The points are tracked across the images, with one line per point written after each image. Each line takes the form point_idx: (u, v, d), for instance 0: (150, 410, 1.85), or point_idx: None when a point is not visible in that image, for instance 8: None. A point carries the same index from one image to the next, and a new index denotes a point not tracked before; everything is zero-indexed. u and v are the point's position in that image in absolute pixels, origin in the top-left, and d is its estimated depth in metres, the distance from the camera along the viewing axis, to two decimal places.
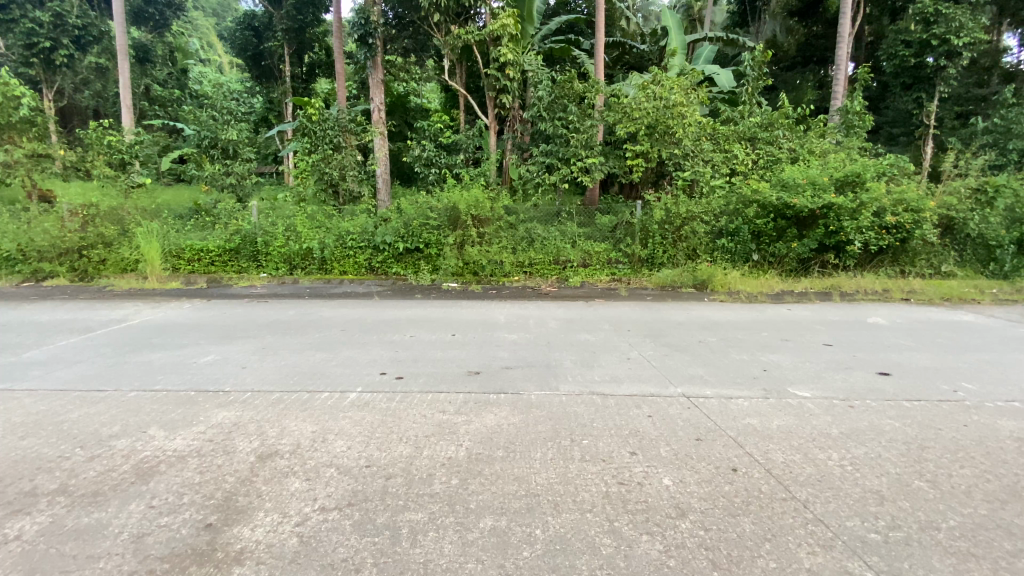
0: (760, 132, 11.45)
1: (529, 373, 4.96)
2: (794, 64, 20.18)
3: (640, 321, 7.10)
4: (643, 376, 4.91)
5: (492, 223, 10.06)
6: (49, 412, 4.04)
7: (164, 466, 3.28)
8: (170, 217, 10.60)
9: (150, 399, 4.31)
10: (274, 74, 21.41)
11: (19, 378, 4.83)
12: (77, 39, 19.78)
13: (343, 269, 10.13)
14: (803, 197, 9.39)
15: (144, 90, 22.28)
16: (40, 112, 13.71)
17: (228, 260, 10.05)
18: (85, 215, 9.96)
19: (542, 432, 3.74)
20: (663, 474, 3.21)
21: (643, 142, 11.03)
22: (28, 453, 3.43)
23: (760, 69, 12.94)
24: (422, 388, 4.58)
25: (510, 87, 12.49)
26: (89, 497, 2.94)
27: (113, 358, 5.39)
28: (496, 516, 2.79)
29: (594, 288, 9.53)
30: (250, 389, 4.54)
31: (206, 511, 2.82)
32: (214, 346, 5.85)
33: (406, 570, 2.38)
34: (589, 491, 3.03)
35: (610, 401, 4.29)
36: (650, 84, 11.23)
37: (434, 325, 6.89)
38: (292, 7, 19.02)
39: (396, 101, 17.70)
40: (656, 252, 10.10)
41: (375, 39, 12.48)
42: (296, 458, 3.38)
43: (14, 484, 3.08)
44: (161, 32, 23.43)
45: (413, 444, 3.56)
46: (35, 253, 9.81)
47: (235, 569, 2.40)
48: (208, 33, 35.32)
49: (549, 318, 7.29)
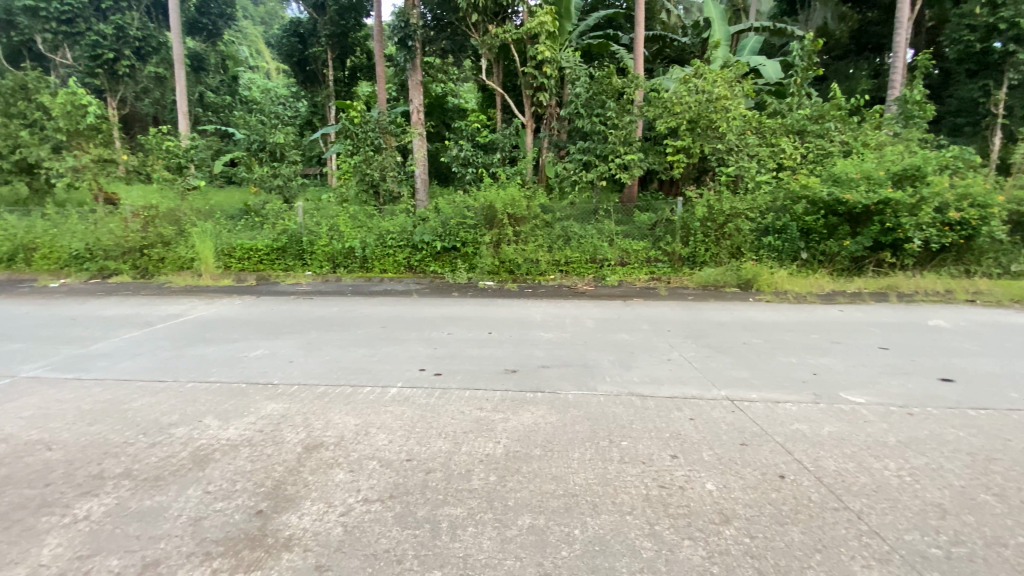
0: (809, 125, 11.04)
1: (566, 373, 4.92)
2: (847, 52, 19.21)
3: (681, 321, 6.94)
4: (685, 377, 4.79)
5: (529, 221, 10.06)
6: (115, 401, 4.32)
7: (219, 453, 3.45)
8: (222, 217, 11.13)
9: (205, 390, 4.55)
10: (317, 79, 22.01)
11: (88, 368, 5.19)
12: (137, 49, 20.91)
13: (383, 268, 10.36)
14: (856, 192, 8.95)
15: (198, 97, 23.40)
16: (107, 119, 14.62)
17: (277, 259, 10.49)
18: (146, 215, 10.63)
19: (580, 431, 3.71)
20: (706, 479, 3.12)
21: (685, 136, 10.65)
22: (97, 438, 3.68)
23: (811, 59, 12.33)
24: (460, 384, 4.63)
25: (547, 84, 12.47)
26: (152, 481, 3.14)
27: (170, 352, 5.70)
28: (534, 514, 2.78)
29: (633, 287, 9.35)
30: (298, 382, 4.73)
31: (257, 498, 2.95)
32: (263, 341, 6.10)
33: (445, 564, 2.42)
34: (629, 492, 2.98)
35: (650, 403, 4.20)
36: (691, 78, 10.81)
37: (470, 324, 6.89)
38: (335, 12, 19.64)
39: (433, 102, 17.79)
40: (697, 250, 9.86)
41: (415, 42, 12.73)
42: (341, 449, 3.49)
43: (85, 466, 3.31)
44: (214, 42, 24.68)
45: (452, 440, 3.60)
46: (101, 252, 10.49)
47: (285, 555, 2.50)
48: (258, 41, 36.79)
49: (586, 317, 7.19)
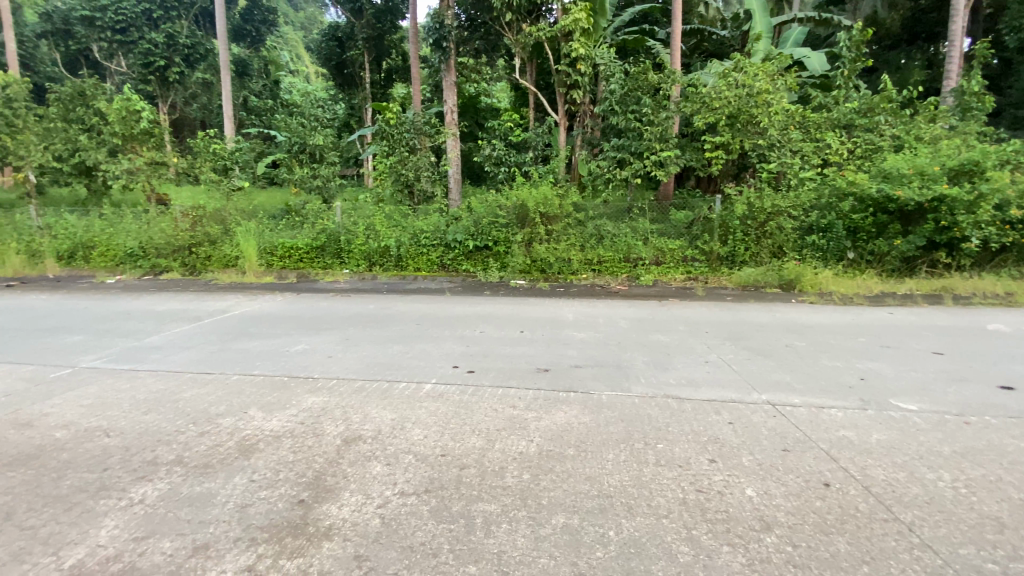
0: (857, 118, 10.58)
1: (599, 372, 4.89)
2: (897, 42, 18.30)
3: (720, 322, 6.78)
4: (723, 380, 4.67)
5: (561, 220, 10.01)
6: (167, 391, 4.56)
7: (264, 443, 3.59)
8: (264, 217, 11.55)
9: (250, 383, 4.74)
10: (354, 81, 22.55)
11: (143, 360, 5.49)
12: (186, 56, 21.93)
13: (417, 266, 10.53)
14: (907, 188, 8.50)
15: (242, 102, 24.34)
16: (158, 123, 15.39)
17: (315, 257, 10.81)
18: (195, 215, 11.16)
19: (614, 432, 3.68)
20: (746, 484, 3.03)
21: (724, 132, 10.36)
22: (152, 426, 3.89)
23: (859, 50, 11.79)
24: (492, 382, 4.66)
25: (581, 82, 12.39)
26: (201, 468, 3.29)
27: (217, 346, 5.97)
28: (568, 514, 2.77)
29: (668, 287, 9.18)
30: (337, 376, 4.88)
31: (299, 488, 3.06)
32: (304, 336, 6.30)
33: (480, 558, 2.44)
34: (665, 496, 2.93)
35: (687, 406, 4.12)
36: (731, 72, 10.49)
37: (502, 322, 6.92)
38: (371, 16, 19.94)
39: (467, 102, 17.94)
40: (736, 249, 9.59)
41: (449, 43, 12.88)
42: (378, 443, 3.57)
43: (141, 452, 3.51)
44: (257, 48, 25.62)
45: (486, 436, 3.63)
46: (153, 251, 11.06)
47: (325, 544, 2.58)
48: (298, 45, 37.94)
49: (620, 317, 7.12)
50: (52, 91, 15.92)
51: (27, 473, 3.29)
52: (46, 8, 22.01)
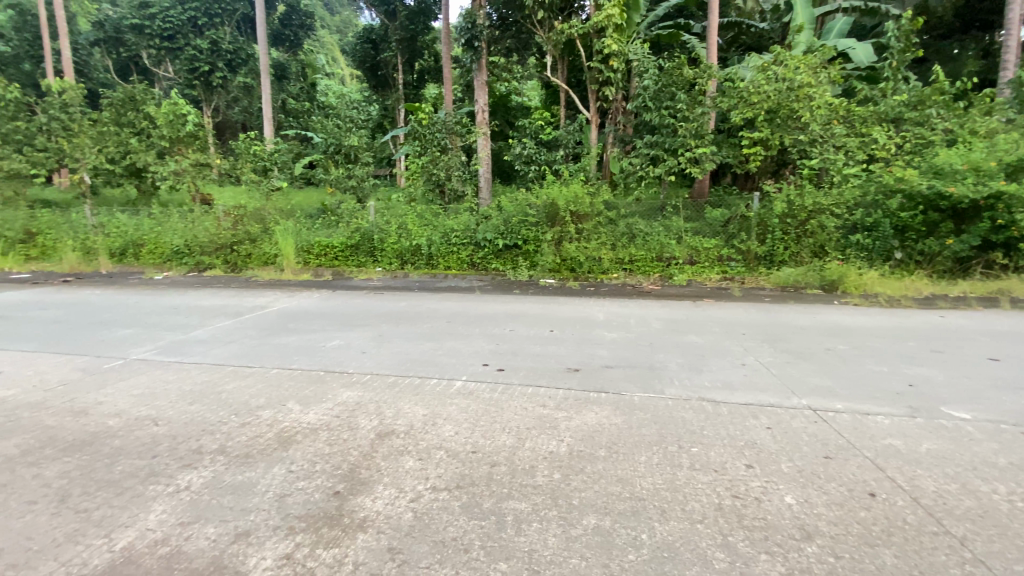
0: (906, 111, 10.09)
1: (630, 373, 4.82)
2: (950, 31, 17.33)
3: (757, 324, 6.58)
4: (761, 384, 4.53)
5: (591, 218, 9.91)
6: (211, 383, 4.75)
7: (301, 436, 3.70)
8: (301, 216, 11.88)
9: (288, 376, 4.89)
10: (388, 83, 22.95)
11: (188, 353, 5.73)
12: (229, 61, 22.75)
13: (447, 265, 10.64)
14: (961, 185, 8.05)
15: (281, 105, 25.09)
16: (203, 126, 16.03)
17: (350, 255, 11.08)
18: (236, 214, 11.60)
19: (647, 435, 3.62)
20: (785, 492, 2.93)
21: (762, 128, 10.04)
22: (197, 416, 4.06)
23: (909, 40, 11.21)
24: (523, 380, 4.67)
25: (613, 78, 12.23)
26: (243, 458, 3.41)
27: (256, 340, 6.18)
28: (599, 515, 2.74)
29: (703, 287, 8.97)
30: (370, 371, 4.98)
31: (335, 480, 3.13)
32: (339, 332, 6.46)
33: (511, 556, 2.45)
34: (700, 501, 2.86)
35: (723, 409, 4.01)
36: (771, 65, 10.15)
37: (532, 321, 6.91)
38: (405, 18, 20.50)
39: (498, 101, 17.99)
40: (775, 249, 9.31)
41: (481, 42, 12.93)
42: (411, 438, 3.62)
43: (187, 441, 3.67)
44: (295, 52, 26.38)
45: (516, 435, 3.63)
46: (198, 249, 11.56)
47: (360, 535, 2.64)
48: (334, 48, 38.84)
49: (652, 317, 7.01)
50: (106, 97, 16.79)
51: (84, 458, 3.49)
52: (100, 18, 23.19)
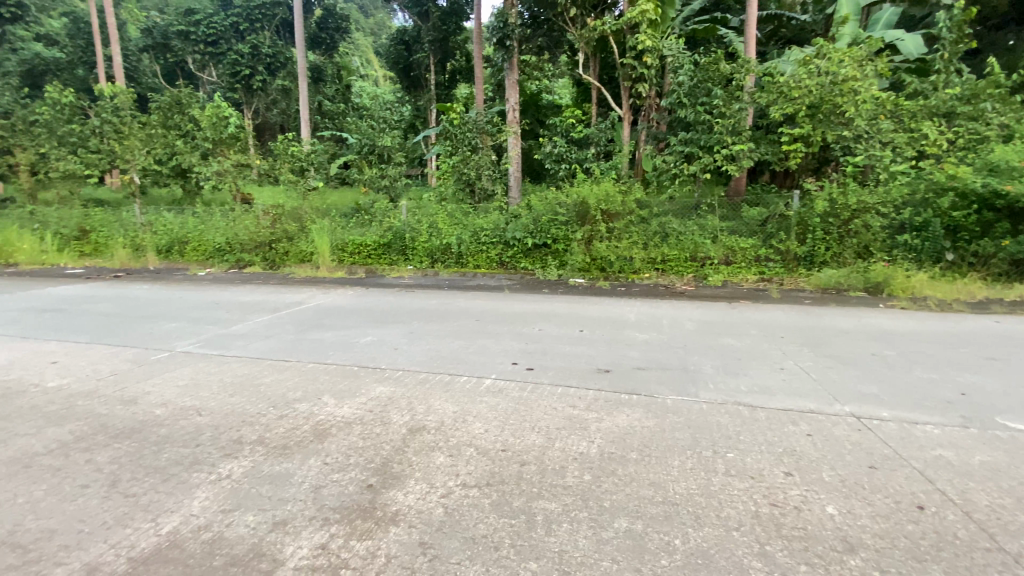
0: (959, 106, 9.57)
1: (663, 376, 4.73)
2: (1009, 20, 16.33)
3: (795, 327, 6.35)
4: (800, 389, 4.37)
5: (623, 217, 9.78)
6: (250, 376, 4.92)
7: (336, 429, 3.79)
8: (336, 215, 12.17)
9: (323, 370, 5.02)
10: (420, 84, 23.27)
11: (229, 347, 5.95)
12: (268, 65, 23.49)
13: (477, 263, 10.70)
14: (1019, 183, 7.62)
15: (317, 106, 25.74)
16: (244, 128, 16.60)
17: (382, 253, 11.29)
18: (275, 213, 11.97)
19: (680, 439, 3.54)
20: (827, 501, 2.82)
21: (803, 124, 9.68)
22: (237, 408, 4.21)
23: (962, 30, 10.61)
24: (552, 380, 4.65)
25: (647, 75, 12.01)
26: (280, 449, 3.52)
27: (293, 335, 6.36)
28: (631, 519, 2.70)
29: (739, 288, 8.74)
30: (402, 367, 5.06)
31: (368, 473, 3.19)
32: (371, 329, 6.58)
33: (542, 556, 2.44)
34: (736, 507, 2.78)
35: (761, 415, 3.89)
36: (813, 58, 9.75)
37: (561, 321, 6.88)
38: (438, 19, 20.72)
39: (528, 99, 17.98)
40: (816, 249, 8.99)
41: (513, 41, 12.93)
42: (441, 434, 3.66)
43: (228, 431, 3.81)
44: (331, 54, 27.01)
45: (546, 435, 3.61)
46: (239, 247, 11.99)
47: (392, 529, 2.68)
48: (368, 50, 39.59)
49: (685, 319, 6.86)
50: (154, 100, 17.59)
51: (134, 445, 3.67)
52: (150, 25, 24.28)
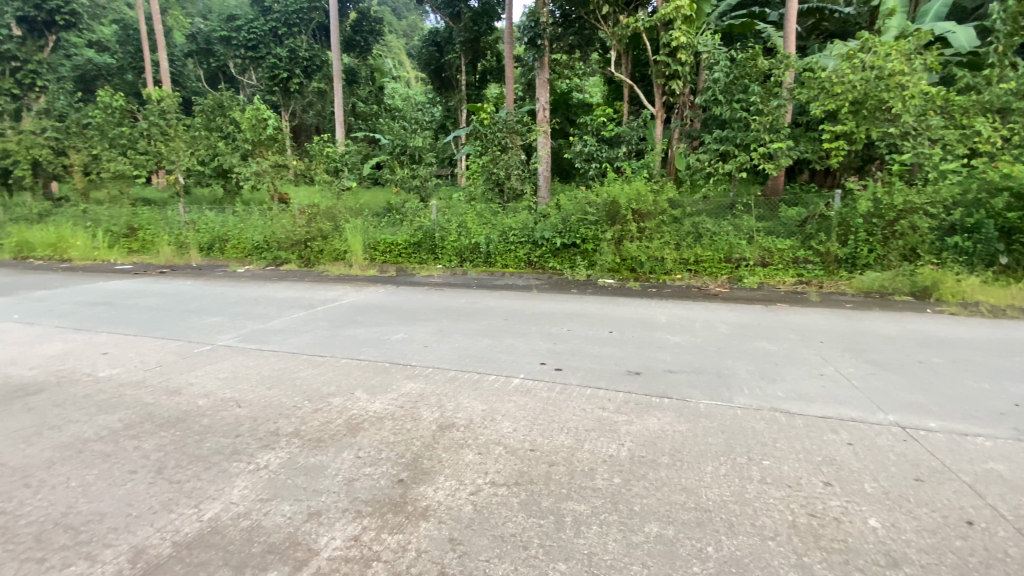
0: (1016, 101, 9.05)
1: (695, 379, 4.64)
2: None
3: (835, 332, 6.12)
4: (841, 397, 4.20)
5: (654, 217, 9.61)
6: (287, 370, 5.08)
7: (368, 423, 3.87)
8: (369, 215, 12.40)
9: (356, 366, 5.14)
10: (451, 85, 23.50)
11: (266, 341, 6.15)
12: (305, 68, 24.13)
13: (505, 263, 10.72)
14: None
15: (351, 108, 26.30)
16: (281, 130, 17.10)
17: (412, 252, 11.45)
18: (310, 213, 12.29)
19: (713, 444, 3.46)
20: (868, 513, 2.71)
21: (846, 121, 9.32)
22: (274, 401, 4.34)
23: (1018, 22, 10.00)
24: (581, 381, 4.62)
25: (681, 72, 11.77)
26: (315, 442, 3.62)
27: (327, 331, 6.52)
28: (662, 524, 2.66)
29: (776, 291, 8.50)
30: (433, 364, 5.13)
31: (399, 468, 3.25)
32: (402, 326, 6.69)
33: (570, 557, 2.43)
34: (771, 516, 2.70)
35: (798, 422, 3.77)
36: (857, 53, 9.37)
37: (590, 321, 6.83)
38: (469, 19, 20.86)
39: (559, 98, 17.92)
40: (858, 251, 8.65)
41: (544, 40, 12.89)
42: (471, 432, 3.69)
43: (266, 423, 3.94)
44: (365, 57, 27.55)
45: (574, 436, 3.60)
46: (276, 245, 12.36)
47: (422, 524, 2.72)
48: (400, 52, 40.22)
49: (719, 321, 6.71)
50: (198, 103, 18.34)
51: (178, 433, 3.84)
52: (194, 31, 25.25)
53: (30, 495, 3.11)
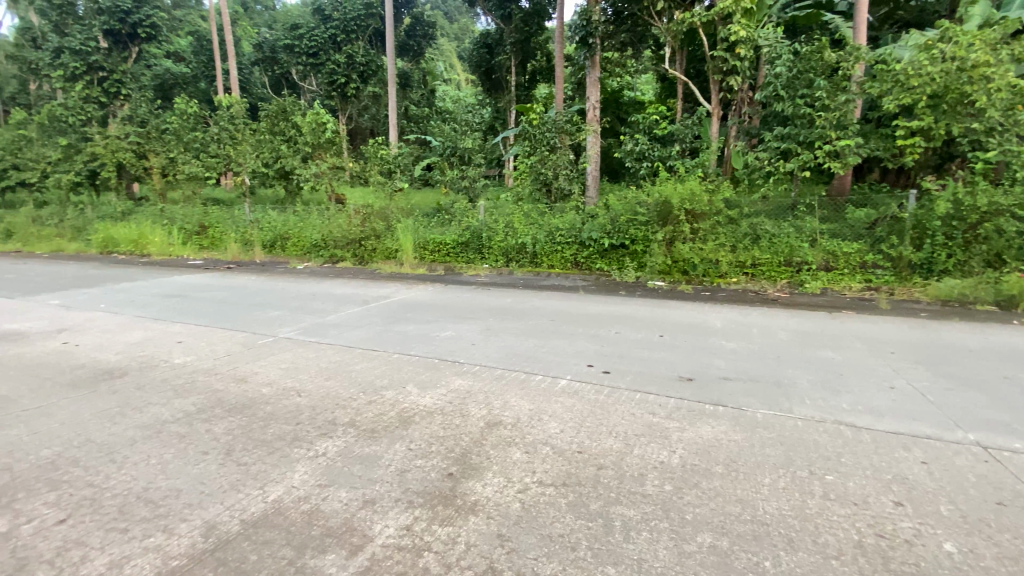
0: None
1: (752, 388, 4.46)
2: None
3: (907, 343, 5.71)
4: (914, 412, 3.92)
5: (709, 217, 9.29)
6: (343, 363, 5.30)
7: (418, 417, 3.97)
8: (419, 215, 12.71)
9: (408, 361, 5.29)
10: (501, 85, 23.73)
11: (323, 335, 6.44)
12: (361, 73, 25.05)
13: (551, 263, 10.70)
14: None
15: (403, 111, 27.04)
16: (339, 132, 17.85)
17: (460, 252, 11.65)
18: (365, 212, 12.76)
19: (771, 456, 3.32)
20: (943, 537, 2.52)
21: (923, 115, 8.67)
22: (331, 392, 4.55)
23: None
24: (630, 385, 4.54)
25: (739, 67, 11.31)
26: (369, 432, 3.76)
27: (380, 327, 6.75)
28: (715, 534, 2.59)
29: (841, 297, 8.04)
30: (481, 362, 5.21)
31: (449, 462, 3.32)
32: (451, 324, 6.83)
33: (620, 562, 2.41)
34: (835, 534, 2.56)
35: (865, 437, 3.55)
36: (937, 42, 8.69)
37: (640, 324, 6.71)
38: (520, 20, 20.96)
39: (609, 97, 17.71)
40: (935, 256, 8.05)
41: (595, 39, 12.72)
42: (518, 430, 3.72)
43: (324, 413, 4.13)
44: (417, 60, 28.27)
45: (623, 440, 3.55)
46: (332, 243, 12.92)
47: (471, 518, 2.77)
48: (451, 55, 41.02)
49: (777, 328, 6.40)
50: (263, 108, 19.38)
51: (245, 419, 4.10)
52: (260, 40, 26.72)
53: (116, 470, 3.41)
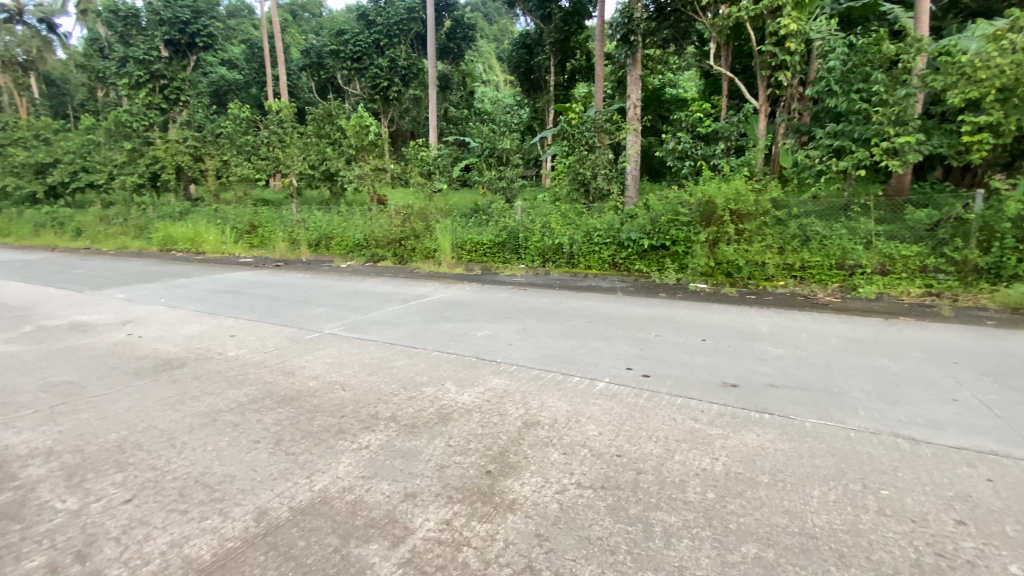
0: None
1: (800, 396, 4.29)
2: None
3: (973, 352, 5.35)
4: (981, 426, 3.67)
5: (755, 218, 8.98)
6: (384, 359, 5.44)
7: (457, 414, 4.04)
8: (457, 215, 12.88)
9: (447, 359, 5.38)
10: (540, 86, 23.75)
11: (365, 332, 6.63)
12: (403, 76, 25.61)
13: (588, 264, 10.62)
14: None
15: (443, 112, 27.45)
16: (380, 135, 18.31)
17: (497, 252, 11.72)
18: (405, 213, 13.05)
19: (821, 467, 3.19)
20: (1011, 560, 2.36)
21: (991, 109, 8.11)
22: (374, 386, 4.68)
23: None
24: (671, 390, 4.45)
25: (789, 62, 10.85)
26: (410, 427, 3.85)
27: (419, 325, 6.89)
28: (761, 545, 2.51)
29: (898, 303, 7.61)
30: (519, 362, 5.24)
31: (487, 460, 3.36)
32: (489, 323, 6.90)
33: (659, 568, 2.37)
34: (890, 552, 2.44)
35: (925, 451, 3.35)
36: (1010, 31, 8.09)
37: (681, 328, 6.57)
38: (560, 19, 20.98)
39: (650, 94, 17.40)
40: (1005, 260, 7.51)
41: (637, 36, 12.49)
42: (555, 431, 3.72)
43: (366, 407, 4.26)
44: (457, 62, 28.64)
45: (663, 445, 3.50)
46: (374, 242, 13.29)
47: (510, 516, 2.79)
48: (490, 56, 41.34)
49: (828, 334, 6.13)
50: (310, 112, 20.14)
51: (293, 410, 4.28)
52: (307, 47, 27.75)
53: (176, 455, 3.64)
